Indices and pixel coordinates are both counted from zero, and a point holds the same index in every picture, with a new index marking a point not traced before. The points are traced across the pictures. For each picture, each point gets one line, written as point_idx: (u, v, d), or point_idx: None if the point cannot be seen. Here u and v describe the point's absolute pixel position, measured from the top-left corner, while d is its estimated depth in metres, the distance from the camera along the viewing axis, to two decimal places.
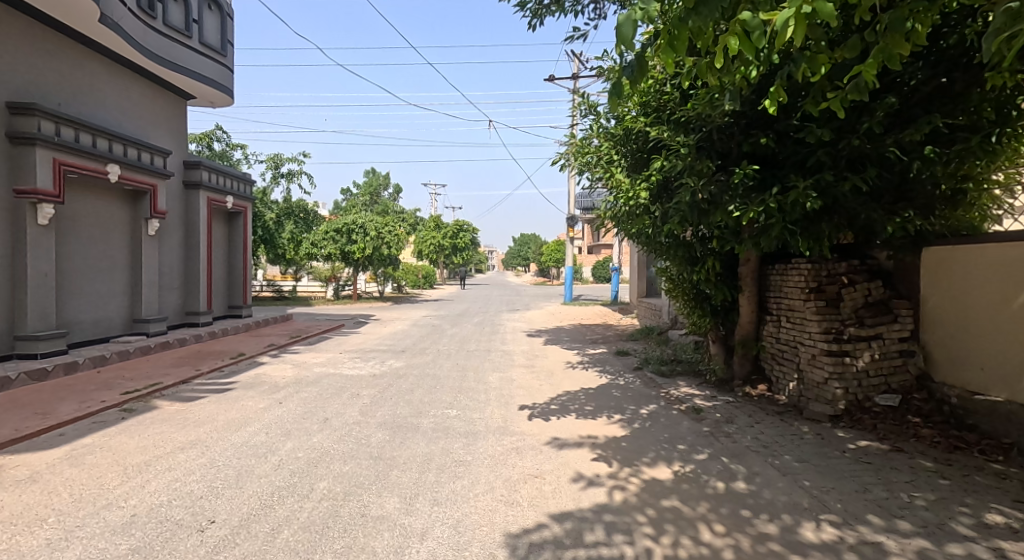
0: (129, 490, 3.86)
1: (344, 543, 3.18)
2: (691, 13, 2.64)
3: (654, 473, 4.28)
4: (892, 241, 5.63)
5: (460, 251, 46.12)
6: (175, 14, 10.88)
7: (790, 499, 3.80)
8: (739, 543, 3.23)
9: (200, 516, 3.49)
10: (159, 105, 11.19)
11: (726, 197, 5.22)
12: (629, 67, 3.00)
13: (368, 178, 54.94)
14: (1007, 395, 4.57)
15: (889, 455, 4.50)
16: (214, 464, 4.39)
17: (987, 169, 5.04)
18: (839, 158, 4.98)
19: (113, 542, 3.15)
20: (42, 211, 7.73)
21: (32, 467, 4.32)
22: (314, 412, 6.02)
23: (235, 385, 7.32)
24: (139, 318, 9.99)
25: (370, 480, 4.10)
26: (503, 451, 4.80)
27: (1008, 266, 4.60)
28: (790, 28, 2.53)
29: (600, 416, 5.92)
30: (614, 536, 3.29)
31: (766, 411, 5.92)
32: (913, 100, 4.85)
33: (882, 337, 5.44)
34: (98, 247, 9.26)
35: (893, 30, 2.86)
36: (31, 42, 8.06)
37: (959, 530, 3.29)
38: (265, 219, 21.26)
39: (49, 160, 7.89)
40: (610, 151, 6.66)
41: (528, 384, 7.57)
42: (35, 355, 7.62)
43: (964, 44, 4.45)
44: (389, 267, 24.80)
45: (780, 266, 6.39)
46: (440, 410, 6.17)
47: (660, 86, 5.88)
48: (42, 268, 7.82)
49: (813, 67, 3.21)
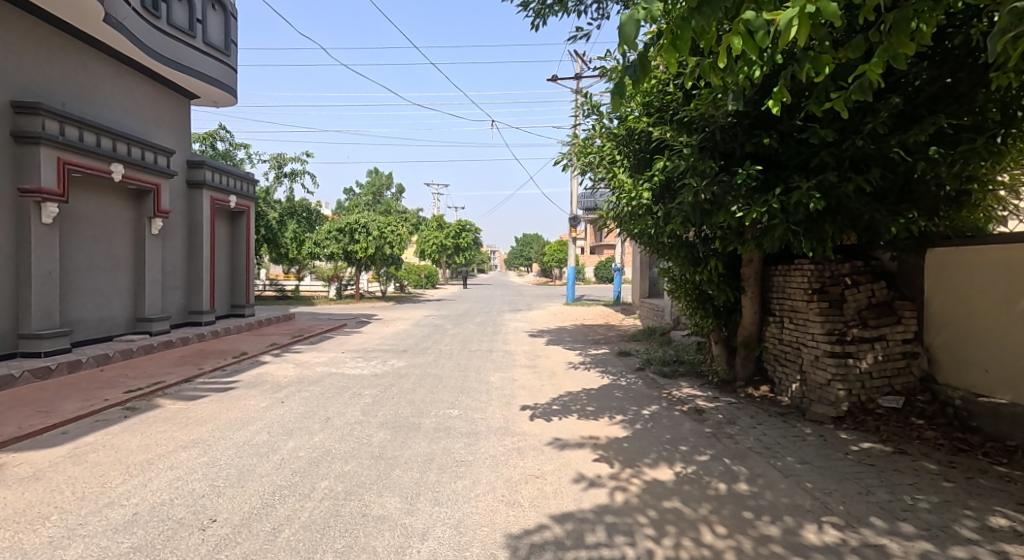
0: (131, 489, 3.86)
1: (345, 543, 3.18)
2: (693, 13, 2.61)
3: (655, 473, 4.28)
4: (896, 242, 5.59)
5: (461, 251, 46.12)
6: (180, 15, 10.93)
7: (792, 501, 3.79)
8: (741, 545, 3.22)
9: (202, 515, 3.49)
10: (164, 105, 11.24)
11: (728, 197, 5.21)
12: (630, 67, 2.99)
13: (371, 179, 54.99)
14: (1012, 397, 4.57)
15: (892, 457, 4.48)
16: (216, 463, 4.39)
17: (991, 170, 5.01)
18: (843, 159, 4.96)
19: (115, 540, 3.15)
20: (47, 211, 7.76)
21: (34, 465, 4.32)
22: (316, 411, 6.03)
23: (238, 385, 7.33)
24: (143, 317, 10.03)
25: (372, 480, 4.10)
26: (504, 451, 4.80)
27: (1013, 267, 4.58)
28: (793, 27, 2.52)
29: (601, 416, 5.92)
30: (615, 536, 3.29)
31: (768, 412, 5.90)
32: (917, 101, 4.83)
33: (885, 339, 5.42)
34: (101, 245, 9.28)
35: (897, 30, 2.83)
36: (37, 42, 8.11)
37: (963, 533, 3.28)
38: (268, 219, 21.31)
39: (54, 159, 7.92)
40: (612, 151, 6.65)
41: (530, 384, 7.56)
42: (39, 353, 7.66)
43: (969, 44, 4.39)
44: (391, 266, 24.85)
45: (783, 267, 6.38)
46: (441, 410, 6.17)
47: (662, 86, 5.89)
48: (46, 267, 7.85)
49: (817, 67, 3.19)
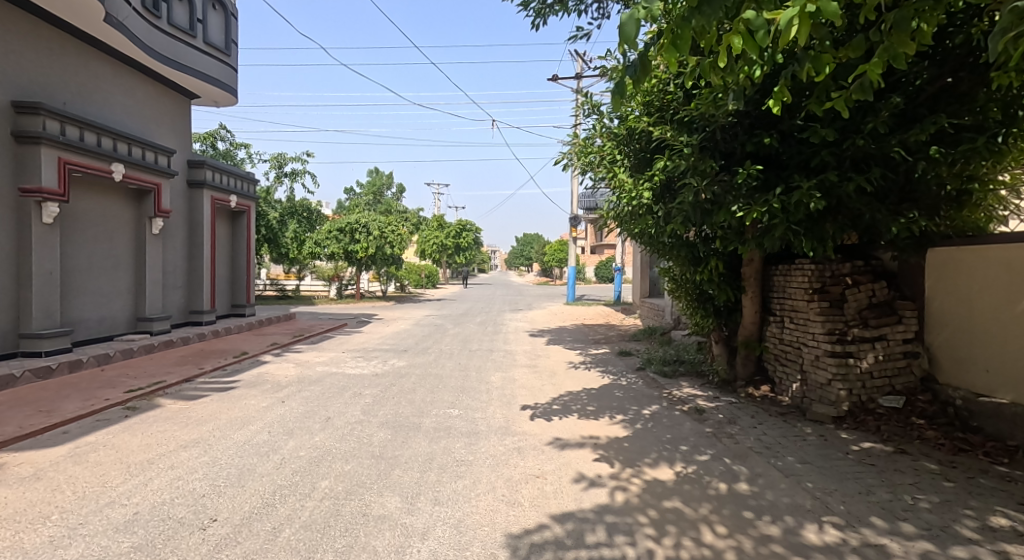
0: (131, 489, 3.86)
1: (346, 543, 3.18)
2: (694, 12, 2.61)
3: (656, 473, 4.28)
4: (896, 242, 5.59)
5: (462, 251, 46.09)
6: (180, 14, 10.93)
7: (792, 500, 3.78)
8: (741, 545, 3.22)
9: (202, 515, 3.49)
10: (165, 105, 11.25)
11: (728, 197, 5.21)
12: (631, 66, 2.99)
13: (372, 178, 54.99)
14: (1013, 397, 4.56)
15: (893, 457, 4.47)
16: (217, 463, 4.39)
17: (992, 169, 5.01)
18: (844, 159, 4.96)
19: (115, 540, 3.15)
20: (47, 211, 7.76)
21: (35, 464, 4.32)
22: (316, 411, 6.02)
23: (239, 384, 7.34)
24: (143, 317, 10.03)
25: (372, 479, 4.10)
26: (504, 451, 4.79)
27: (1014, 267, 4.57)
28: (794, 27, 2.52)
29: (602, 416, 5.91)
30: (615, 536, 3.29)
31: (769, 412, 5.90)
32: (918, 101, 4.82)
33: (886, 338, 5.42)
34: (102, 245, 9.28)
35: (898, 29, 2.82)
36: (37, 42, 8.10)
37: (963, 533, 3.27)
38: (269, 219, 21.30)
39: (55, 159, 7.92)
40: (612, 151, 6.64)
41: (530, 384, 7.55)
42: (40, 353, 7.67)
43: (971, 44, 4.37)
44: (392, 266, 24.84)
45: (784, 267, 6.37)
46: (442, 409, 6.16)
47: (663, 86, 5.88)
48: (47, 267, 7.86)
49: (817, 66, 3.19)
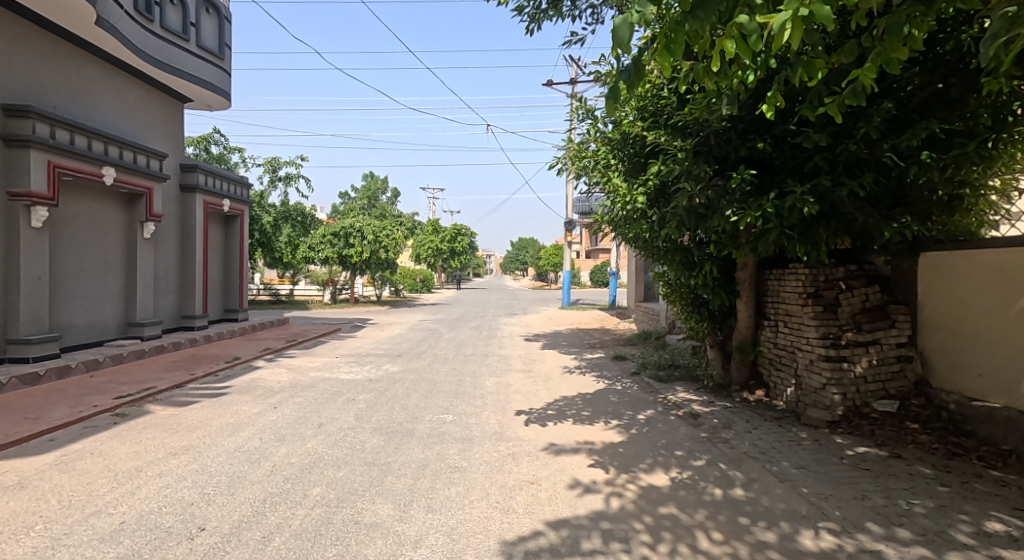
0: (118, 497, 3.80)
1: (336, 551, 3.13)
2: (687, 16, 2.59)
3: (651, 479, 4.25)
4: (888, 246, 5.59)
5: (457, 255, 45.77)
6: (172, 18, 10.87)
7: (788, 506, 3.76)
8: (737, 551, 3.19)
9: (190, 523, 3.44)
10: (157, 108, 11.17)
11: (723, 201, 5.25)
12: (625, 71, 2.95)
13: (368, 182, 54.72)
14: (1006, 401, 4.57)
15: (887, 462, 4.47)
16: (206, 470, 4.33)
17: (984, 174, 4.97)
18: (837, 163, 4.97)
19: (101, 550, 3.09)
20: (35, 214, 7.66)
21: (21, 473, 4.25)
22: (308, 417, 5.97)
23: (230, 390, 7.26)
24: (133, 322, 9.89)
25: (365, 486, 4.07)
26: (499, 456, 4.76)
27: (1006, 271, 4.59)
28: (786, 30, 2.49)
29: (597, 421, 5.88)
30: (611, 544, 3.25)
31: (763, 416, 5.88)
32: (910, 106, 4.84)
33: (880, 343, 5.44)
34: (91, 250, 9.17)
35: (891, 34, 2.80)
36: (26, 44, 8.04)
37: (958, 538, 3.25)
38: (262, 223, 20.50)
39: (43, 163, 7.83)
40: (606, 155, 6.57)
41: (525, 389, 7.53)
42: (26, 359, 7.59)
43: (961, 49, 4.42)
44: (388, 271, 24.86)
45: (778, 272, 6.39)
46: (436, 415, 6.12)
47: (657, 90, 5.92)
48: (35, 271, 7.76)
49: (810, 72, 3.19)
